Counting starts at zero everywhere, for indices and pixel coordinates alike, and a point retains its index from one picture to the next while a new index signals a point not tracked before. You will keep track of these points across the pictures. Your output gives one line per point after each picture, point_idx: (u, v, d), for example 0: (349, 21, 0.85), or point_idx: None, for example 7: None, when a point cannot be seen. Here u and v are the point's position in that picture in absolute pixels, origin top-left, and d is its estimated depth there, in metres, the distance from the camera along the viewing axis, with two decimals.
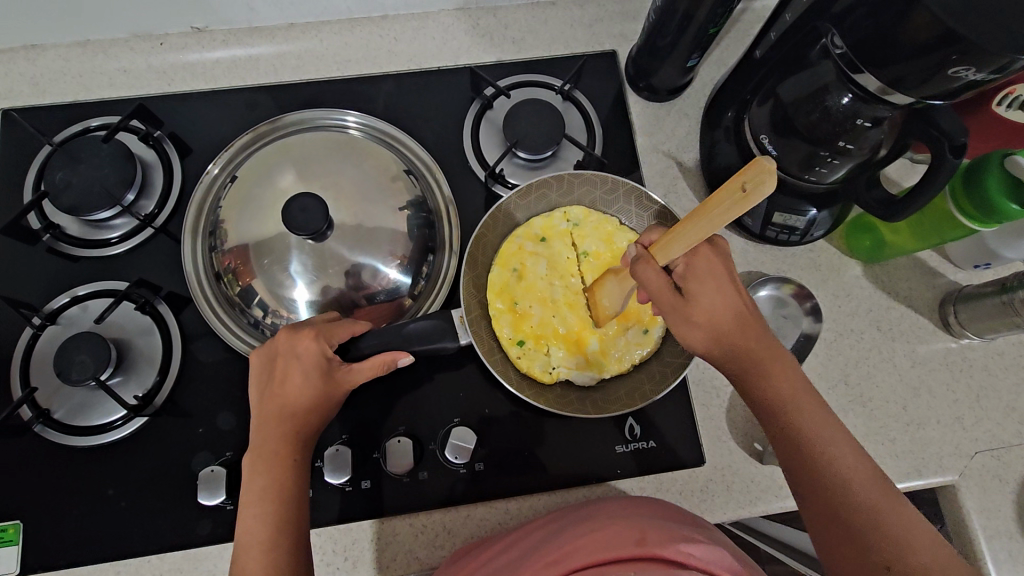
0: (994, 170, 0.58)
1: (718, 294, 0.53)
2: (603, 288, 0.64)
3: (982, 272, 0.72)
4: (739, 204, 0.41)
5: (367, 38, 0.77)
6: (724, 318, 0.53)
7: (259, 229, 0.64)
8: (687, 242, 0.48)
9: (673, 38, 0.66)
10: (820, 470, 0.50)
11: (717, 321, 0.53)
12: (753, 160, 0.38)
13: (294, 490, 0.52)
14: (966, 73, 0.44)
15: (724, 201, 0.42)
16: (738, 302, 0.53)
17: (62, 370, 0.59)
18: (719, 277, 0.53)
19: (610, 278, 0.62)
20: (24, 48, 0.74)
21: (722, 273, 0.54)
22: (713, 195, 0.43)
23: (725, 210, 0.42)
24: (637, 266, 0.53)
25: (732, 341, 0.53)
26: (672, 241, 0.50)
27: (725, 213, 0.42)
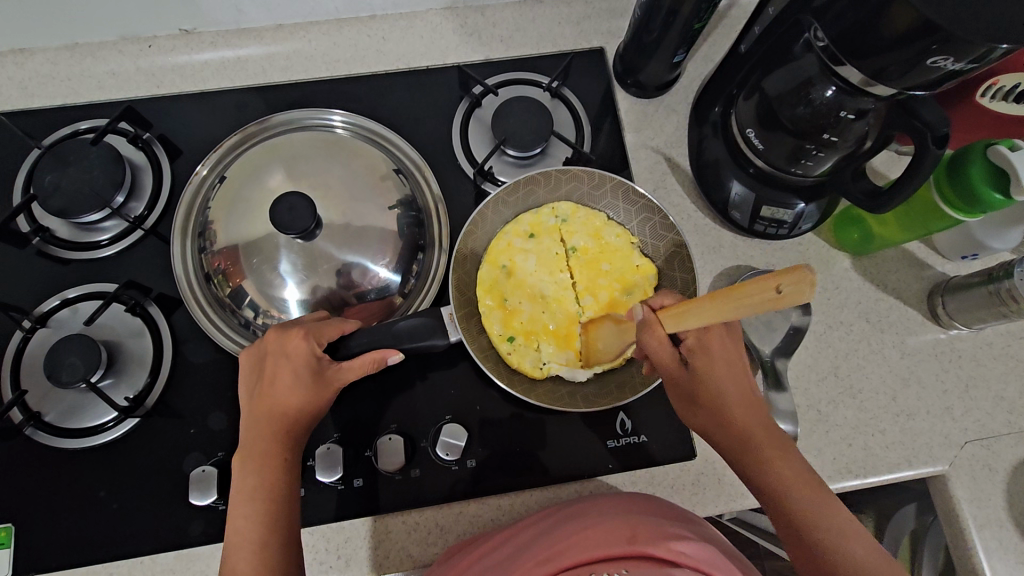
0: (976, 160, 0.58)
1: (724, 373, 0.54)
2: (598, 332, 0.65)
3: (970, 263, 0.72)
4: (771, 305, 0.39)
5: (355, 38, 0.77)
6: (724, 393, 0.53)
7: (247, 230, 0.64)
8: (701, 318, 0.46)
9: (659, 33, 0.67)
10: (821, 548, 0.48)
11: (719, 398, 0.53)
12: (796, 268, 0.36)
13: (285, 489, 0.52)
14: (946, 62, 0.45)
15: (755, 294, 0.39)
16: (739, 382, 0.54)
17: (52, 372, 0.59)
18: (728, 357, 0.54)
19: (608, 323, 0.65)
20: (12, 52, 0.74)
21: (728, 351, 0.54)
22: (747, 282, 0.40)
23: (752, 302, 0.40)
24: (643, 332, 0.52)
25: (731, 418, 0.53)
26: (687, 312, 0.48)
27: (752, 308, 0.40)
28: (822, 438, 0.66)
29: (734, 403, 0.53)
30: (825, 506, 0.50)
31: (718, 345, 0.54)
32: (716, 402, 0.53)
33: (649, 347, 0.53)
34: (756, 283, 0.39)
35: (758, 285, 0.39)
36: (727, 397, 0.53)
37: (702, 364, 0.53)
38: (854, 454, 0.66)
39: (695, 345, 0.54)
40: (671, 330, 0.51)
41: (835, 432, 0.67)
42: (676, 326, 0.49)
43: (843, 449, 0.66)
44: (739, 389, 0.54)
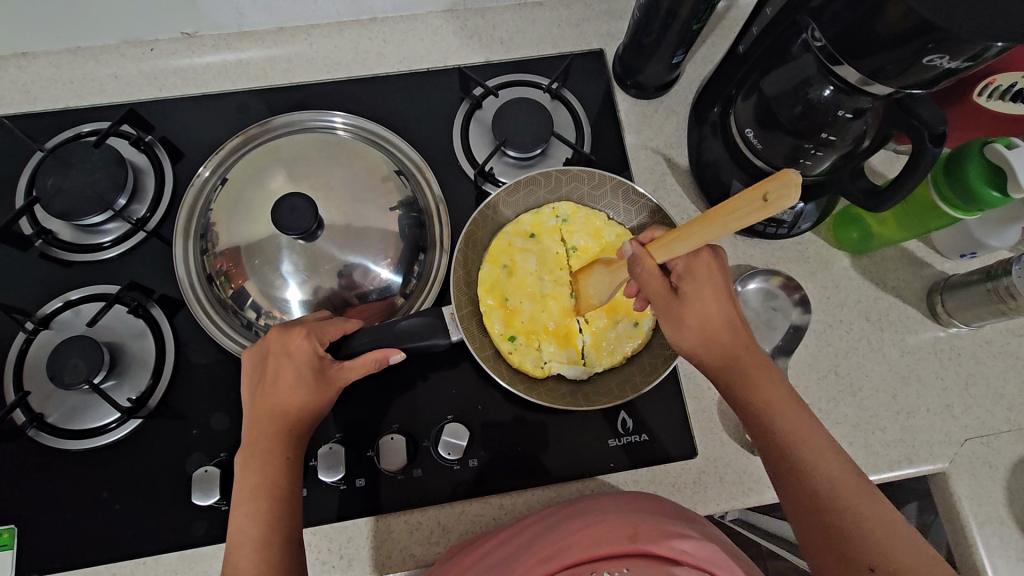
0: (974, 158, 0.58)
1: (710, 298, 0.55)
2: (590, 277, 0.65)
3: (968, 261, 0.72)
4: (759, 213, 0.43)
5: (356, 41, 0.78)
6: (710, 317, 0.55)
7: (249, 231, 0.64)
8: (692, 241, 0.50)
9: (658, 35, 0.67)
10: (794, 460, 0.52)
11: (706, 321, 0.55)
12: (782, 172, 0.41)
13: (287, 487, 0.52)
14: (942, 61, 0.45)
15: (742, 205, 0.44)
16: (727, 308, 0.55)
17: (55, 374, 0.59)
18: (714, 283, 0.55)
19: (600, 267, 0.63)
20: (16, 56, 0.75)
21: (716, 277, 0.55)
22: (732, 197, 0.45)
23: (742, 214, 0.45)
24: (635, 264, 0.55)
25: (717, 341, 0.55)
26: (675, 237, 0.52)
27: (740, 219, 0.45)
28: None
29: (721, 325, 0.55)
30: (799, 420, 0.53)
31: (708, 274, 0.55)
32: (703, 327, 0.55)
33: (640, 273, 0.55)
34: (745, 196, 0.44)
35: (748, 196, 0.44)
36: (715, 320, 0.55)
37: (689, 290, 0.55)
38: (855, 452, 0.66)
39: (684, 273, 0.56)
40: (661, 259, 0.54)
41: (836, 431, 0.67)
42: (668, 255, 0.53)
43: (844, 447, 0.66)
44: (728, 314, 0.55)
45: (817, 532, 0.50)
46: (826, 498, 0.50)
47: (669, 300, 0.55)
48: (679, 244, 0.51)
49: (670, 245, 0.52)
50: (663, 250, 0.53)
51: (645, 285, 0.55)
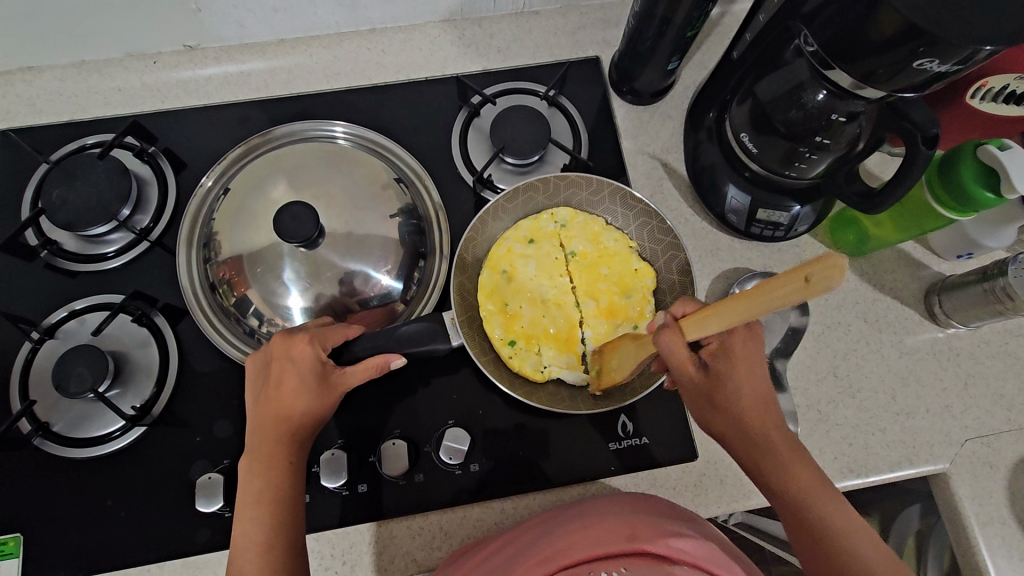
0: (967, 160, 0.59)
1: (744, 378, 0.53)
2: (616, 352, 0.62)
3: (965, 262, 0.73)
4: (795, 298, 0.36)
5: (356, 51, 0.79)
6: (742, 396, 0.53)
7: (251, 240, 0.65)
8: (724, 321, 0.45)
9: (653, 42, 0.68)
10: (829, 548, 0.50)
11: (737, 399, 0.53)
12: (821, 256, 0.34)
13: (290, 492, 0.53)
14: (931, 65, 0.46)
15: (781, 286, 0.37)
16: (760, 384, 0.54)
17: (60, 383, 0.60)
18: (749, 362, 0.54)
19: (626, 342, 0.61)
20: (21, 70, 0.76)
21: (749, 354, 0.54)
22: (770, 278, 0.38)
23: (779, 296, 0.38)
24: (663, 337, 0.52)
25: (749, 416, 0.53)
26: (712, 315, 0.46)
27: (774, 304, 0.38)
28: (824, 437, 0.67)
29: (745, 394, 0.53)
30: (817, 487, 0.52)
31: (738, 346, 0.54)
32: (734, 405, 0.53)
33: (668, 355, 0.52)
34: (776, 281, 0.37)
35: (779, 281, 0.37)
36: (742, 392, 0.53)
37: (723, 369, 0.53)
38: (855, 453, 0.67)
39: (716, 351, 0.54)
40: (693, 335, 0.50)
41: (836, 432, 0.67)
42: (700, 332, 0.48)
43: (844, 449, 0.67)
44: (757, 391, 0.54)
45: None
46: None
47: (699, 378, 0.53)
48: (713, 320, 0.46)
49: (702, 322, 0.48)
50: (693, 330, 0.49)
51: (674, 367, 0.52)
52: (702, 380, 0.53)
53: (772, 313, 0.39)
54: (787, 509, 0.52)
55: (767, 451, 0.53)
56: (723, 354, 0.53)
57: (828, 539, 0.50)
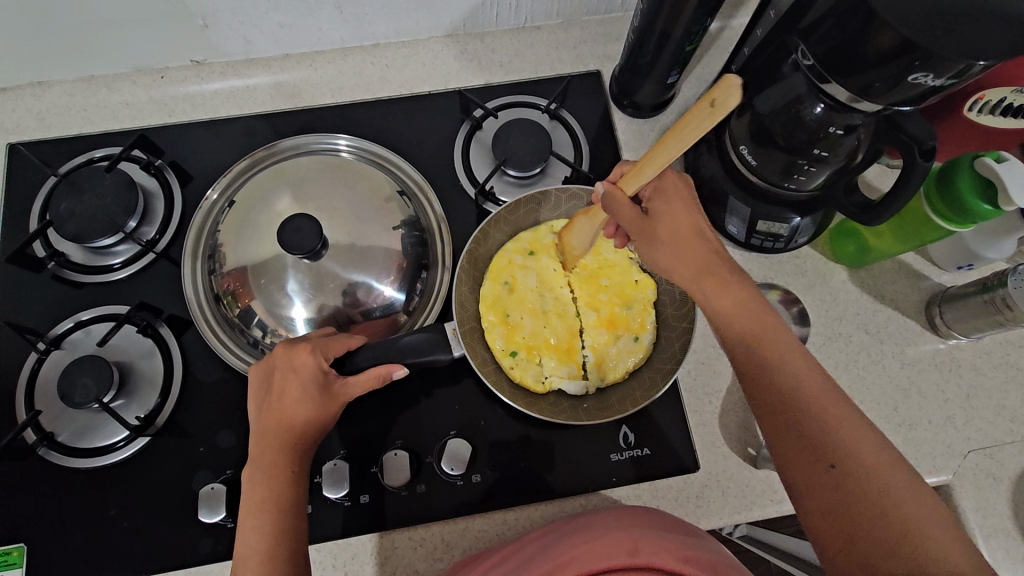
0: (963, 172, 0.60)
1: (677, 206, 0.58)
2: (571, 231, 0.67)
3: (965, 273, 0.73)
4: (709, 116, 0.45)
5: (359, 66, 0.80)
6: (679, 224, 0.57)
7: (256, 251, 0.66)
8: (656, 166, 0.53)
9: (653, 56, 0.69)
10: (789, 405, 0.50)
11: (679, 247, 0.57)
12: (725, 78, 0.42)
13: (292, 501, 0.53)
14: (926, 79, 0.46)
15: (696, 115, 0.46)
16: (696, 219, 0.58)
17: (65, 393, 0.60)
18: (682, 194, 0.59)
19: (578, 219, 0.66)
20: (31, 85, 0.77)
21: (682, 192, 0.59)
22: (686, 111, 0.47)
23: (698, 123, 0.46)
24: (607, 201, 0.58)
25: (695, 265, 0.56)
26: (641, 166, 0.55)
27: (695, 132, 0.47)
28: None
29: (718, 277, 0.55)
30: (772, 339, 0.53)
31: (671, 206, 0.58)
32: (679, 254, 0.56)
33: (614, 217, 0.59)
34: (693, 110, 0.46)
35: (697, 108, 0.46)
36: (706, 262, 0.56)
37: (659, 206, 0.58)
38: None
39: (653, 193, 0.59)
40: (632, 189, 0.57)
41: None
42: (637, 183, 0.56)
43: None
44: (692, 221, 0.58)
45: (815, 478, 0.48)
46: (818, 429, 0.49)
47: (648, 246, 0.57)
48: (643, 169, 0.55)
49: (634, 175, 0.56)
50: (630, 180, 0.57)
51: (622, 221, 0.59)
52: (643, 220, 0.58)
53: (695, 142, 0.48)
54: (749, 373, 0.53)
55: (774, 373, 0.51)
56: (661, 201, 0.58)
57: (787, 394, 0.51)
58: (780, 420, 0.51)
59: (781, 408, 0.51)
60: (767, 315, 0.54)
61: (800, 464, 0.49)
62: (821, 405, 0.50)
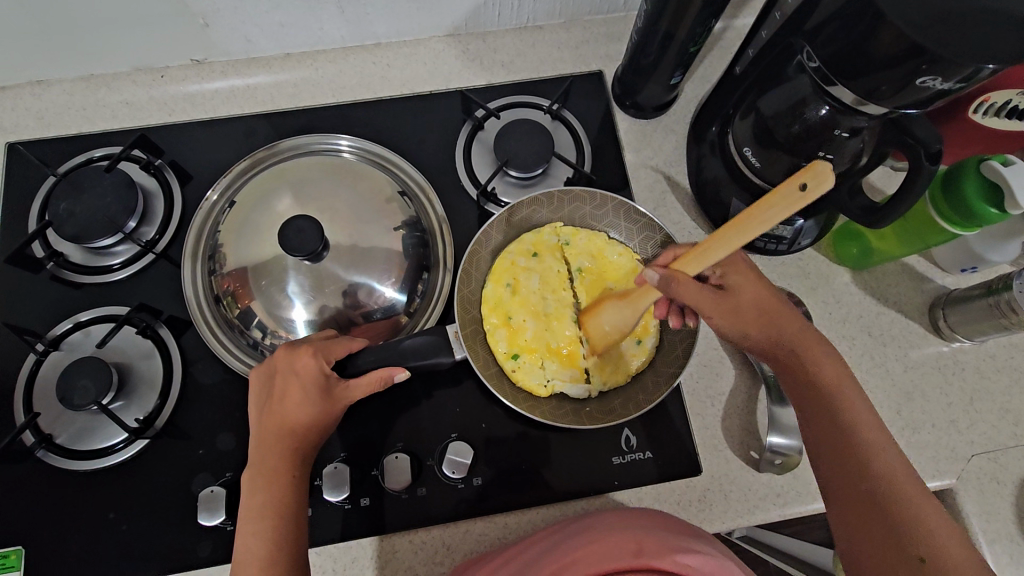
0: (970, 175, 0.59)
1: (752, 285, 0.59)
2: (601, 311, 0.65)
3: (970, 276, 0.73)
4: (800, 200, 0.47)
5: (361, 65, 0.80)
6: (757, 299, 0.59)
7: (257, 253, 0.65)
8: (722, 250, 0.53)
9: (656, 56, 0.69)
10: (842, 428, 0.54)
11: (758, 311, 0.59)
12: (815, 165, 0.46)
13: (294, 506, 0.53)
14: (934, 82, 0.46)
15: (785, 197, 0.48)
16: (771, 291, 0.60)
17: (64, 395, 0.60)
18: (752, 275, 0.60)
19: (610, 300, 0.64)
20: (30, 84, 0.77)
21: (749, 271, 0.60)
22: (766, 194, 0.49)
23: (783, 207, 0.48)
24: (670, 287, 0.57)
25: (766, 325, 0.58)
26: (710, 250, 0.54)
27: (777, 215, 0.49)
28: None
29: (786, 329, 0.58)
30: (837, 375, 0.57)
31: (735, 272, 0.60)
32: (762, 317, 0.58)
33: (681, 298, 0.57)
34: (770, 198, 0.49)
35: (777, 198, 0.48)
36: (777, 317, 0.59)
37: (731, 282, 0.59)
38: None
39: (722, 273, 0.60)
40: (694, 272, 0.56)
41: None
42: (701, 266, 0.55)
43: None
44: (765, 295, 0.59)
45: (855, 493, 0.52)
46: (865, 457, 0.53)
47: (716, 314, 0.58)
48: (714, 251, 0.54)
49: (701, 258, 0.55)
50: (697, 263, 0.55)
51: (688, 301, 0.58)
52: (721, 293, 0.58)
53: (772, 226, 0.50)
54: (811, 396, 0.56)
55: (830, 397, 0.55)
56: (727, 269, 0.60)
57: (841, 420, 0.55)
58: (832, 436, 0.54)
59: (831, 430, 0.55)
60: (828, 353, 0.58)
61: (851, 502, 0.52)
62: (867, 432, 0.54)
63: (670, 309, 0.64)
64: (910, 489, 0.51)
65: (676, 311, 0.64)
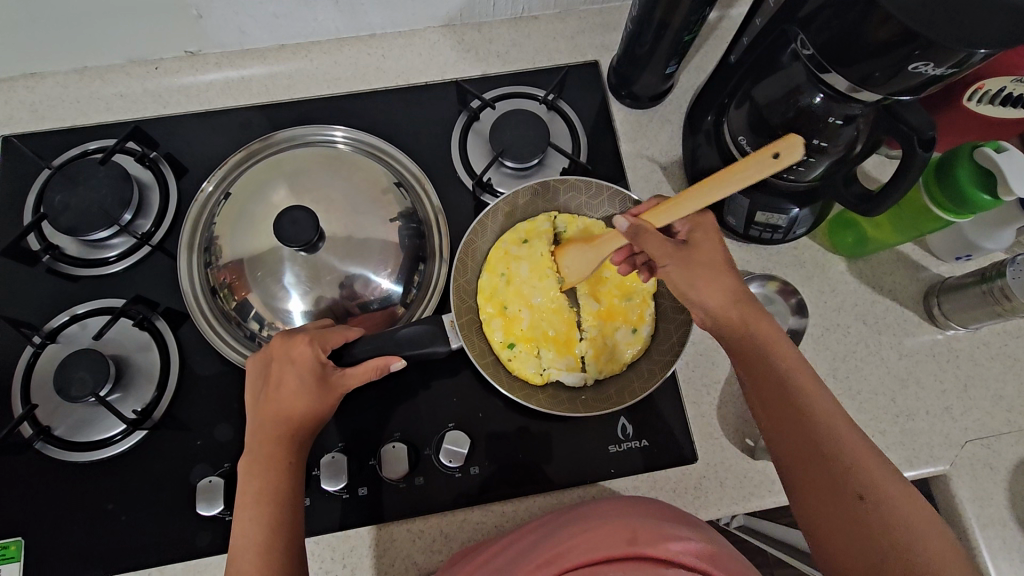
0: (963, 162, 0.59)
1: (718, 246, 0.59)
2: (568, 258, 0.67)
3: (964, 264, 0.73)
4: (769, 169, 0.49)
5: (355, 56, 0.80)
6: (717, 259, 0.58)
7: (252, 243, 0.66)
8: (693, 203, 0.54)
9: (650, 46, 0.68)
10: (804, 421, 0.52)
11: (717, 276, 0.57)
12: (789, 135, 0.47)
13: (290, 494, 0.53)
14: (926, 68, 0.46)
15: (756, 163, 0.49)
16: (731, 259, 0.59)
17: (61, 387, 0.60)
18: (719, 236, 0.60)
19: (575, 247, 0.67)
20: (24, 77, 0.76)
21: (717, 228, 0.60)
22: (742, 159, 0.50)
23: (754, 172, 0.49)
24: (635, 236, 0.57)
25: (721, 292, 0.57)
26: (683, 200, 0.55)
27: (749, 178, 0.50)
28: None
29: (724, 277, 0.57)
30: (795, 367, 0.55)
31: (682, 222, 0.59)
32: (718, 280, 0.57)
33: (643, 246, 0.57)
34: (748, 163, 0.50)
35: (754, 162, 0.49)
36: (719, 265, 0.58)
37: (695, 235, 0.59)
38: None
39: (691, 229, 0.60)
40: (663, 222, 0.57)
41: None
42: (670, 217, 0.56)
43: None
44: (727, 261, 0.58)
45: (824, 492, 0.50)
46: (831, 451, 0.51)
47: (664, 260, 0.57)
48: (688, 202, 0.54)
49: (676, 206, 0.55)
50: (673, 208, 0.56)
51: (649, 250, 0.57)
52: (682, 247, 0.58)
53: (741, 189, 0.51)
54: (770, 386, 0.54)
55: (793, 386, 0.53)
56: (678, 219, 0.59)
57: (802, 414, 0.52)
58: (794, 430, 0.52)
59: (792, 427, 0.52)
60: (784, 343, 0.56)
61: (819, 498, 0.50)
62: (833, 427, 0.52)
63: (628, 261, 0.66)
64: (841, 429, 0.51)
65: (631, 264, 0.66)
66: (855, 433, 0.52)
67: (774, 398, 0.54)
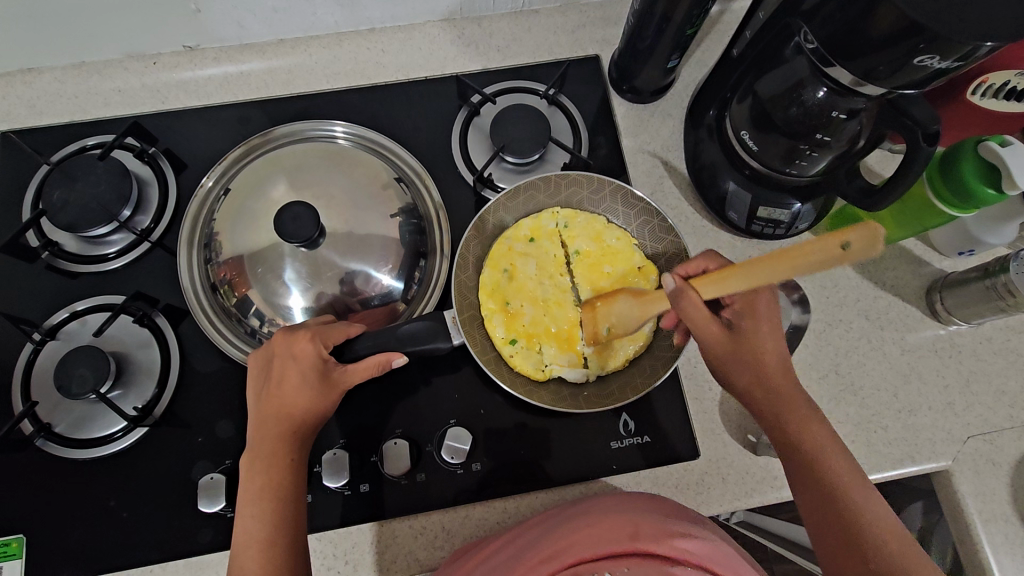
0: (968, 157, 0.59)
1: (767, 329, 0.58)
2: (612, 306, 0.64)
3: (967, 259, 0.73)
4: (830, 260, 0.41)
5: (355, 51, 0.79)
6: (765, 343, 0.58)
7: (252, 240, 0.65)
8: (745, 280, 0.50)
9: (652, 40, 0.68)
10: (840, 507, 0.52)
11: (759, 362, 0.57)
12: (867, 223, 0.39)
13: (292, 490, 0.53)
14: (932, 61, 0.45)
15: (818, 249, 0.42)
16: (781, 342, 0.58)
17: (62, 384, 0.60)
18: (772, 317, 0.59)
19: (625, 296, 0.63)
20: (21, 72, 0.76)
21: (772, 309, 0.59)
22: (805, 242, 0.43)
23: (811, 261, 0.42)
24: (679, 298, 0.55)
25: (762, 377, 0.57)
26: (737, 275, 0.51)
27: (804, 268, 0.43)
28: None
29: (767, 355, 0.58)
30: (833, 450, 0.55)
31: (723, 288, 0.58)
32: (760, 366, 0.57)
33: (685, 314, 0.55)
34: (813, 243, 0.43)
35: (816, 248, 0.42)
36: (763, 345, 0.58)
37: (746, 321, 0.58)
38: (858, 451, 0.66)
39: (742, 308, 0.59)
40: (709, 295, 0.54)
41: (839, 430, 0.67)
42: (716, 290, 0.53)
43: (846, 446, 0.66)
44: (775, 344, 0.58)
45: None
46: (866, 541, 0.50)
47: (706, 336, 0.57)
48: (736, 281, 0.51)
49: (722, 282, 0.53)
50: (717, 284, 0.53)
51: (689, 319, 0.55)
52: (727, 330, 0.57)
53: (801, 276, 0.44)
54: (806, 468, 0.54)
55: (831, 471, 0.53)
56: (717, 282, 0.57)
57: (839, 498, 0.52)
58: (829, 514, 0.52)
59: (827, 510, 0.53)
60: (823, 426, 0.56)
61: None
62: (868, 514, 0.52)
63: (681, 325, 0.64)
64: (876, 518, 0.51)
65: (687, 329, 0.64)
66: (886, 518, 0.51)
67: (809, 481, 0.54)
